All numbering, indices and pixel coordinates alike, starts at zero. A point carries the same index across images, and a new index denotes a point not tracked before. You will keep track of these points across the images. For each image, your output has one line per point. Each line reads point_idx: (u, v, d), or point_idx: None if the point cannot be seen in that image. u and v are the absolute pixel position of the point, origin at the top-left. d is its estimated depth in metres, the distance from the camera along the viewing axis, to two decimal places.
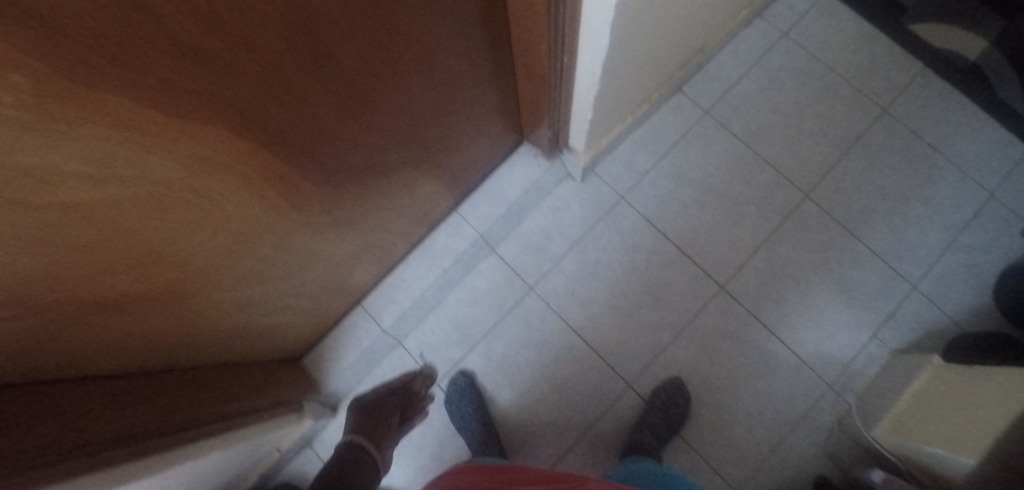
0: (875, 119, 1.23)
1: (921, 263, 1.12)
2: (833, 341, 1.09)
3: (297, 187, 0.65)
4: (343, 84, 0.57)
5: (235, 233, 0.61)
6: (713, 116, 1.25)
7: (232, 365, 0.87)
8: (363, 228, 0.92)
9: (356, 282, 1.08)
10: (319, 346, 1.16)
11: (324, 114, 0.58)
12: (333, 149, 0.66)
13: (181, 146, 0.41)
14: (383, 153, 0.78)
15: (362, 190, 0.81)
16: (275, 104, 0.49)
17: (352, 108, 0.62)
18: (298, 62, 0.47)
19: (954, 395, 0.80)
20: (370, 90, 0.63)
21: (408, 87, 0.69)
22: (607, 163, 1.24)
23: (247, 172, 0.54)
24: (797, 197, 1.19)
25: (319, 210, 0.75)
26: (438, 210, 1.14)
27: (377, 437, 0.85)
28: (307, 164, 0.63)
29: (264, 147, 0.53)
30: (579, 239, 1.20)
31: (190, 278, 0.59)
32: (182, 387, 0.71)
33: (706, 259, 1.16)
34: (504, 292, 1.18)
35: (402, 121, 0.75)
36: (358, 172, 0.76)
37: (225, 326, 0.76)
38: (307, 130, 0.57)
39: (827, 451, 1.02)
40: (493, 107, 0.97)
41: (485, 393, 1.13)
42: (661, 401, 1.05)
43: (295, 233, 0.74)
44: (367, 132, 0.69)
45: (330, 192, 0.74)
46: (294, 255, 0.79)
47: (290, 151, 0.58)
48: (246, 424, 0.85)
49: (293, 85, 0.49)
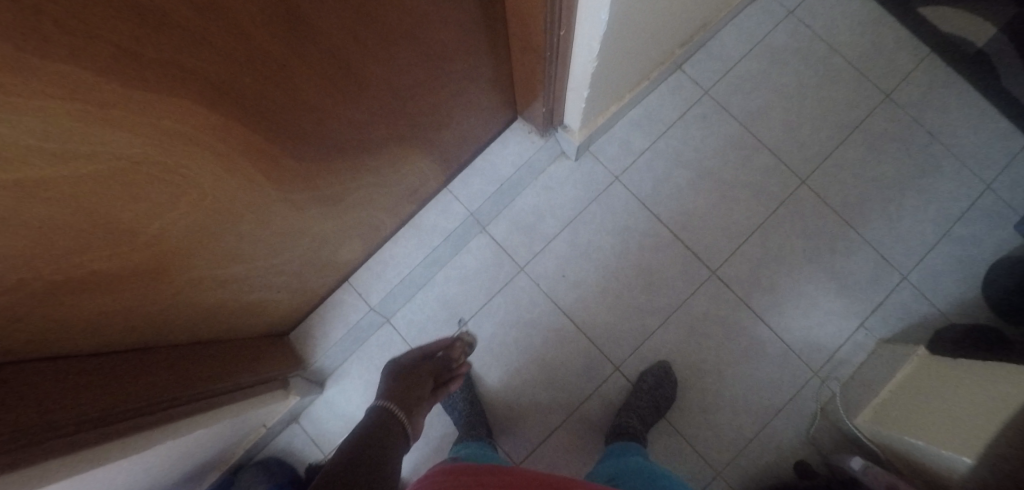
0: (876, 105, 1.20)
1: (910, 253, 1.12)
2: (818, 327, 1.10)
3: (278, 164, 0.62)
4: (326, 56, 0.53)
5: (214, 212, 0.58)
6: (713, 96, 1.22)
7: (217, 344, 0.85)
8: (350, 205, 0.89)
9: (343, 260, 1.06)
10: (305, 322, 1.13)
11: (306, 87, 0.55)
12: (317, 125, 0.62)
13: (148, 120, 0.38)
14: (369, 128, 0.74)
15: (348, 166, 0.77)
16: (252, 76, 0.46)
17: (336, 81, 0.58)
18: (275, 30, 0.43)
19: (936, 390, 0.82)
20: (355, 62, 0.59)
21: (396, 59, 0.65)
22: (603, 142, 1.21)
23: (223, 148, 0.50)
24: (793, 183, 1.17)
25: (302, 187, 0.72)
26: (428, 187, 1.10)
27: (408, 403, 0.78)
28: (289, 140, 0.60)
29: (242, 122, 0.50)
30: (572, 220, 1.18)
31: (168, 259, 0.57)
32: (162, 367, 0.69)
33: (699, 244, 1.15)
34: (494, 272, 1.17)
35: (389, 95, 0.71)
36: (343, 147, 0.72)
37: (208, 305, 0.74)
38: (287, 104, 0.54)
39: (807, 435, 1.05)
40: (486, 82, 0.93)
41: (474, 372, 1.14)
42: (649, 384, 1.06)
43: (277, 211, 0.71)
44: (352, 106, 0.65)
45: (314, 169, 0.70)
46: (277, 233, 0.76)
47: (270, 126, 0.55)
48: (231, 402, 0.84)
49: (270, 55, 0.46)
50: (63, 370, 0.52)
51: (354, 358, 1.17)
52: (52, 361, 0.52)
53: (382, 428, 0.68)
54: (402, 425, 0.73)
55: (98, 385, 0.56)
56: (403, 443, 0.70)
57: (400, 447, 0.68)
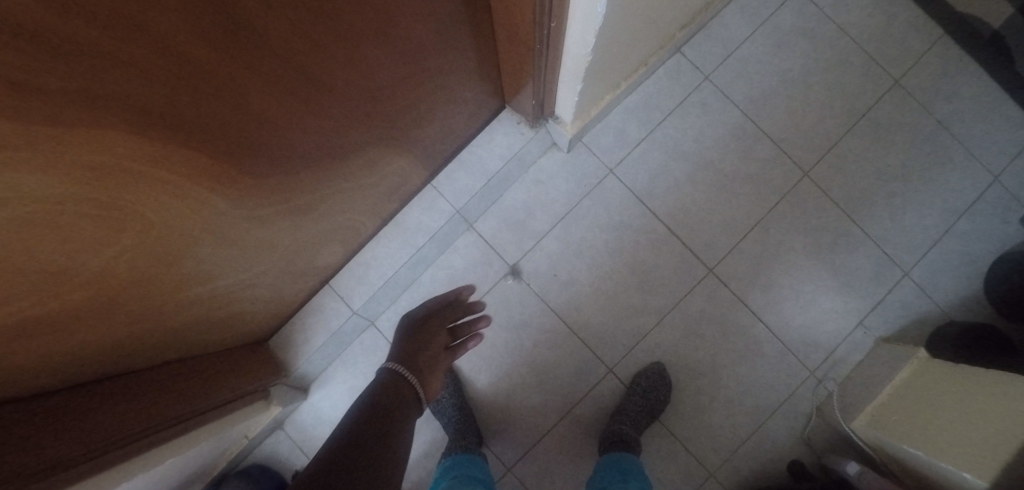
0: (885, 92, 1.14)
1: (913, 249, 1.09)
2: (816, 326, 1.08)
3: (234, 181, 0.56)
4: (280, 64, 0.46)
5: (166, 238, 0.52)
6: (714, 82, 1.14)
7: (189, 361, 0.80)
8: (325, 212, 0.83)
9: (322, 264, 1.00)
10: (285, 328, 1.08)
11: (258, 100, 0.48)
12: (275, 137, 0.56)
13: (75, 160, 0.32)
14: (338, 134, 0.67)
15: (317, 175, 0.71)
16: (192, 96, 0.39)
17: (294, 89, 0.52)
18: (218, 45, 0.37)
19: (938, 404, 0.83)
20: (316, 68, 0.52)
21: (362, 61, 0.58)
22: (596, 132, 1.14)
23: (167, 174, 0.44)
24: (796, 176, 1.12)
25: (266, 201, 0.65)
26: (411, 184, 1.04)
27: (419, 368, 0.73)
28: (244, 155, 0.53)
29: (188, 145, 0.44)
30: (565, 216, 1.12)
31: (118, 292, 0.51)
32: (126, 396, 0.64)
33: (696, 241, 1.10)
34: (482, 272, 1.11)
35: (358, 100, 0.64)
36: (308, 156, 0.65)
37: (174, 329, 0.69)
38: (237, 119, 0.47)
39: (802, 435, 1.05)
40: (470, 73, 0.85)
41: (463, 375, 1.10)
42: (642, 387, 1.03)
43: (240, 229, 0.65)
44: (314, 114, 0.59)
45: (277, 182, 0.64)
46: (242, 250, 0.70)
47: (220, 143, 0.48)
48: (207, 420, 0.81)
49: (213, 71, 0.39)
50: (20, 412, 0.47)
51: (338, 362, 1.13)
52: (8, 404, 0.46)
53: (388, 399, 0.63)
54: (410, 394, 0.67)
55: (58, 427, 0.51)
56: (411, 413, 0.65)
57: (410, 417, 0.64)
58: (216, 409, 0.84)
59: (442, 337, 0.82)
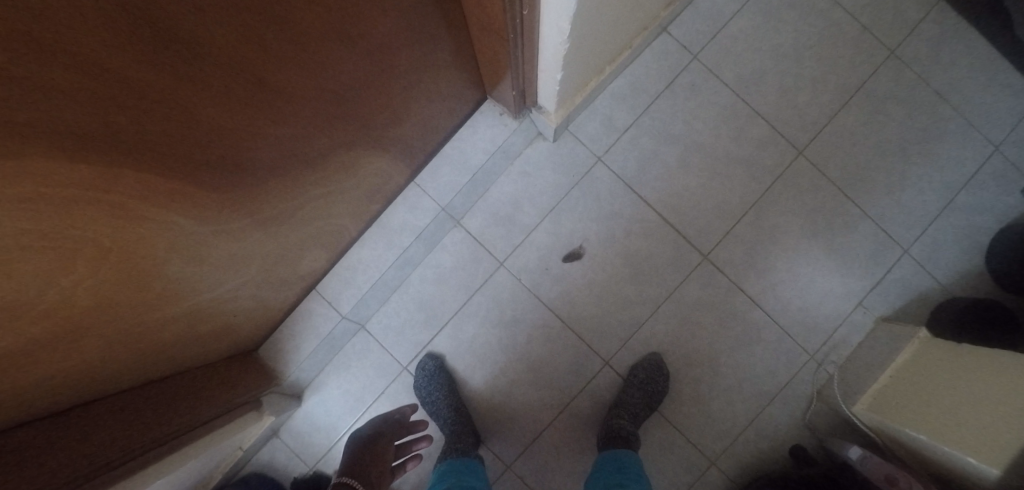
0: (880, 63, 1.10)
1: (912, 225, 1.06)
2: (815, 309, 1.06)
3: (196, 197, 0.53)
4: (229, 72, 0.43)
5: (126, 258, 0.49)
6: (703, 62, 1.10)
7: (173, 378, 0.78)
8: (301, 220, 0.80)
9: (305, 270, 0.97)
10: (275, 335, 1.07)
11: (210, 111, 0.44)
12: (233, 147, 0.52)
13: (16, 198, 0.30)
14: (306, 139, 0.64)
15: (287, 183, 0.68)
16: (131, 114, 0.35)
17: (249, 98, 0.48)
18: (160, 62, 0.34)
19: (940, 385, 0.81)
20: (271, 74, 0.48)
21: (324, 63, 0.54)
22: (583, 119, 1.10)
23: (116, 196, 0.41)
24: (790, 155, 1.08)
25: (233, 213, 0.62)
26: (394, 183, 1.01)
27: (367, 474, 0.86)
28: (203, 170, 0.50)
29: (140, 167, 0.41)
30: (553, 208, 1.09)
31: (84, 318, 0.48)
32: (109, 419, 0.63)
33: (690, 227, 1.07)
34: (471, 269, 1.09)
35: (324, 104, 0.61)
36: (275, 165, 0.62)
37: (153, 348, 0.67)
38: (187, 133, 0.44)
39: (804, 420, 1.03)
40: (446, 66, 0.82)
41: (457, 375, 1.08)
42: (639, 379, 1.02)
43: (209, 244, 0.62)
44: (277, 122, 0.56)
45: (243, 192, 0.60)
46: (216, 264, 0.67)
47: (172, 159, 0.44)
48: (198, 436, 0.80)
49: (160, 89, 0.36)
50: None
51: (331, 368, 1.11)
52: None
53: None
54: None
55: (41, 457, 0.50)
56: None
57: None
58: (204, 425, 0.82)
59: (388, 460, 0.93)
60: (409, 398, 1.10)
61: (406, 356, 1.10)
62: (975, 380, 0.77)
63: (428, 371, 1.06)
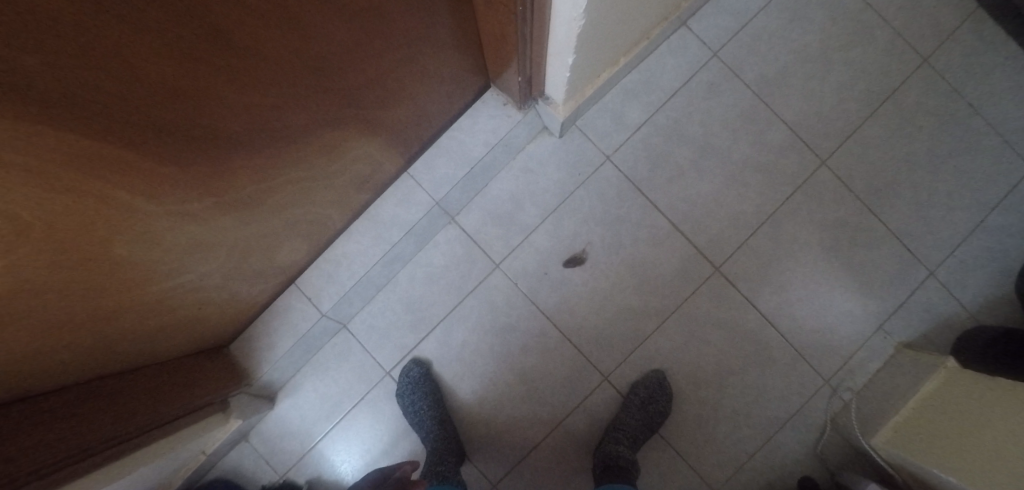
0: (912, 71, 1.03)
1: (939, 246, 0.99)
2: (832, 331, 0.98)
3: (150, 172, 0.45)
4: (195, 27, 0.35)
5: (60, 239, 0.41)
6: (723, 60, 1.03)
7: (122, 375, 0.70)
8: (275, 206, 0.72)
9: (283, 262, 0.89)
10: (248, 331, 0.99)
11: (168, 71, 0.36)
12: (196, 115, 0.44)
13: None
14: (283, 112, 0.56)
15: (260, 162, 0.60)
16: (67, 69, 0.28)
17: (216, 58, 0.40)
18: (119, 14, 0.28)
19: (970, 422, 0.74)
20: (246, 34, 0.41)
21: (307, 24, 0.47)
22: (591, 115, 1.02)
23: (44, 165, 0.32)
24: (813, 164, 1.01)
25: (193, 191, 0.54)
26: (384, 173, 0.93)
27: None
28: (158, 141, 0.43)
29: (83, 135, 0.34)
30: (556, 209, 1.01)
31: (14, 306, 0.41)
32: (43, 419, 0.54)
33: (702, 236, 1.00)
34: (464, 270, 1.01)
35: (304, 72, 0.53)
36: (246, 140, 0.54)
37: (96, 341, 0.58)
38: (138, 94, 0.36)
39: (816, 451, 0.96)
40: (446, 45, 0.74)
41: (444, 384, 1.00)
42: (640, 399, 0.94)
43: (163, 225, 0.54)
44: (250, 90, 0.48)
45: (205, 167, 0.52)
46: (173, 249, 0.59)
47: (119, 124, 0.37)
48: (154, 440, 0.72)
49: (114, 46, 0.30)
50: None
51: (308, 369, 1.03)
52: None
53: None
54: None
55: None
56: None
57: None
58: (158, 429, 0.74)
59: None
60: (390, 406, 1.03)
61: (391, 360, 1.02)
62: (1005, 416, 0.70)
63: (412, 378, 0.98)
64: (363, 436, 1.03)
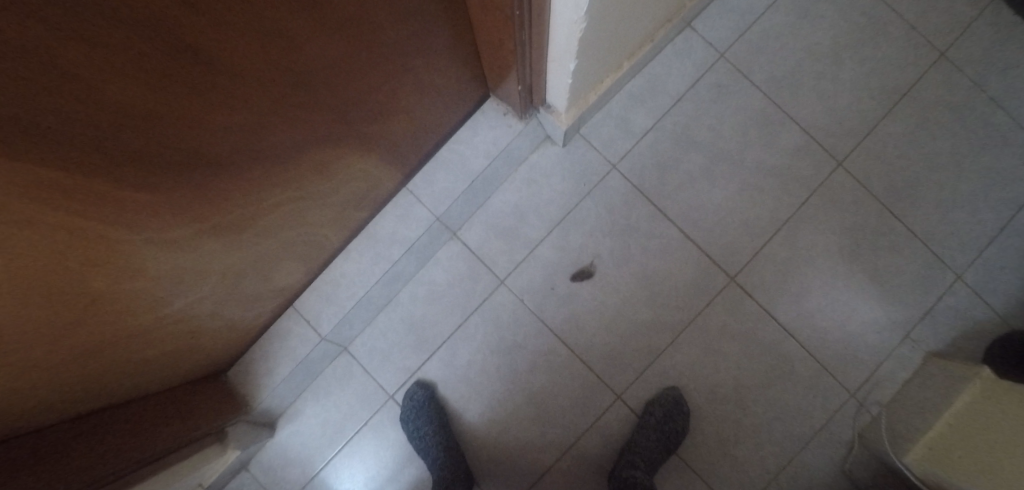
0: (929, 66, 0.98)
1: (966, 248, 0.94)
2: (856, 340, 0.93)
3: (131, 201, 0.42)
4: (174, 47, 0.32)
5: (31, 279, 0.37)
6: (730, 61, 0.99)
7: (113, 410, 0.66)
8: (267, 228, 0.68)
9: (280, 285, 0.86)
10: (246, 356, 0.95)
11: (147, 95, 0.33)
12: (178, 138, 0.41)
13: None
14: (271, 131, 0.53)
15: (249, 184, 0.57)
16: (39, 105, 0.25)
17: (199, 80, 0.37)
18: (91, 42, 0.25)
19: (1006, 434, 0.70)
20: (232, 54, 0.38)
21: (294, 39, 0.44)
22: (595, 122, 0.99)
23: (14, 206, 0.29)
24: (828, 167, 0.97)
25: (179, 218, 0.51)
26: (381, 189, 0.89)
27: None
28: (140, 170, 0.40)
29: (58, 171, 0.31)
30: (562, 220, 0.97)
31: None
32: (40, 461, 0.51)
33: (715, 245, 0.95)
34: (468, 286, 0.97)
35: (291, 88, 0.50)
36: (233, 163, 0.51)
37: (80, 378, 0.54)
38: (114, 122, 0.32)
39: (844, 468, 0.91)
40: (442, 54, 0.71)
41: (450, 407, 0.96)
42: (656, 419, 0.89)
43: (145, 254, 0.50)
44: (236, 111, 0.45)
45: (189, 191, 0.49)
46: (161, 277, 0.56)
47: (93, 154, 0.33)
48: (155, 472, 0.69)
49: (90, 75, 0.27)
50: None
51: (308, 394, 0.99)
52: None
53: None
54: None
55: None
56: None
57: None
58: (153, 463, 0.70)
59: None
60: (395, 431, 0.98)
61: (394, 383, 0.98)
62: None
63: (417, 401, 0.94)
64: (367, 463, 0.99)
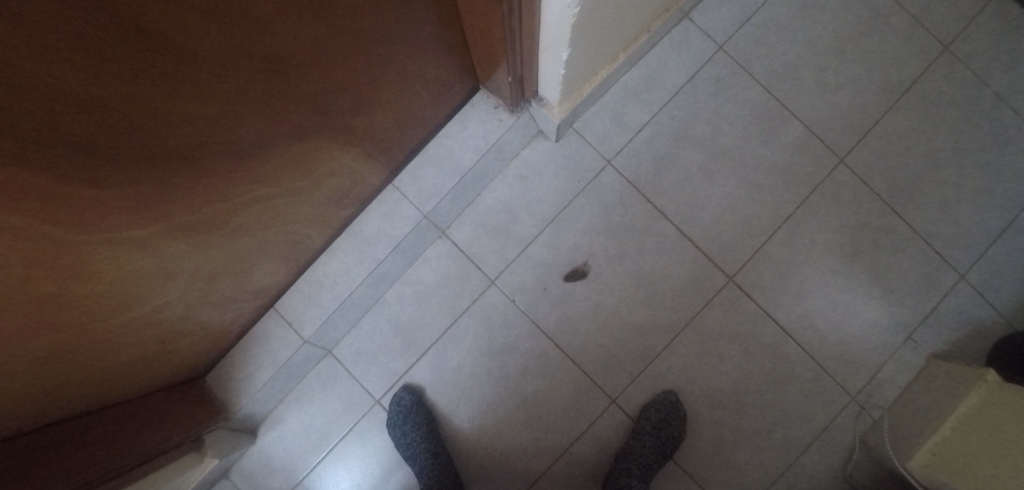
0: (933, 60, 0.96)
1: (969, 247, 0.92)
2: (857, 342, 0.91)
3: (96, 202, 0.38)
4: (135, 32, 0.28)
5: None
6: (729, 53, 0.96)
7: (81, 419, 0.62)
8: (243, 226, 0.64)
9: (260, 286, 0.82)
10: (225, 360, 0.91)
11: (105, 86, 0.29)
12: (143, 133, 0.37)
13: None
14: (248, 124, 0.49)
15: (224, 180, 0.53)
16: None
17: (169, 72, 0.34)
18: (45, 31, 0.22)
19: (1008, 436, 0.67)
20: (205, 42, 0.35)
21: (270, 25, 0.40)
22: (590, 116, 0.95)
23: None
24: (829, 163, 0.94)
25: (149, 218, 0.47)
26: (366, 185, 0.85)
27: None
28: (104, 169, 0.36)
29: (11, 174, 0.28)
30: (554, 218, 0.94)
31: None
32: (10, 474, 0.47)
33: (713, 244, 0.92)
34: (457, 286, 0.94)
35: (266, 77, 0.46)
36: (208, 159, 0.48)
37: (47, 386, 0.51)
38: (68, 117, 0.29)
39: (844, 474, 0.88)
40: (429, 41, 0.67)
41: (438, 412, 0.93)
42: (651, 424, 0.86)
43: (108, 256, 0.46)
44: (210, 104, 0.41)
45: (160, 189, 0.45)
46: (130, 279, 0.52)
47: (51, 153, 0.30)
48: (132, 479, 0.65)
49: (44, 68, 0.24)
50: None
51: (291, 398, 0.95)
52: None
53: None
54: None
55: None
56: None
57: None
58: (130, 474, 0.66)
59: None
60: (381, 437, 0.95)
61: (381, 387, 0.94)
62: None
63: (403, 407, 0.90)
64: (352, 470, 0.95)
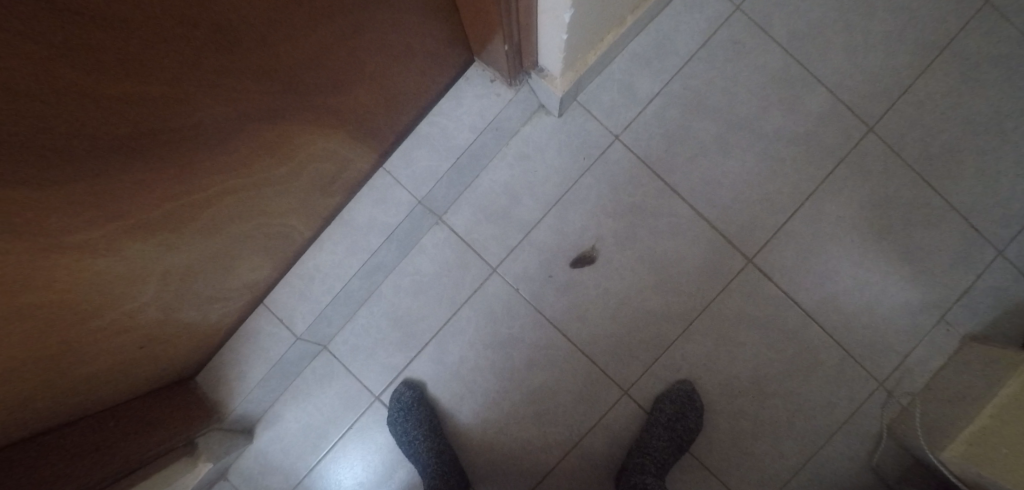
0: (972, 15, 0.87)
1: (1008, 220, 0.85)
2: (885, 325, 0.85)
3: (47, 209, 0.33)
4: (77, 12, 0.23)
5: None
6: (747, 14, 0.87)
7: (64, 430, 0.58)
8: (215, 220, 0.58)
9: (245, 282, 0.77)
10: (215, 359, 0.87)
11: (44, 78, 0.24)
12: (92, 128, 0.31)
13: None
14: (213, 109, 0.43)
15: (191, 172, 0.47)
16: None
17: (120, 57, 0.28)
18: None
19: None
20: (159, 17, 0.29)
21: None
22: (595, 88, 0.87)
23: None
24: (857, 132, 0.86)
25: (112, 221, 0.42)
26: (353, 170, 0.79)
27: None
28: (53, 175, 0.31)
29: None
30: (558, 201, 0.87)
31: None
32: None
33: (729, 224, 0.86)
34: (457, 276, 0.88)
35: (229, 51, 0.39)
36: (170, 151, 0.42)
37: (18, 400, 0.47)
38: None
39: (870, 464, 0.84)
40: (416, 6, 0.60)
41: (441, 408, 0.89)
42: (666, 417, 0.82)
43: (70, 264, 0.41)
44: (169, 89, 0.35)
45: (122, 189, 0.39)
46: (98, 283, 0.47)
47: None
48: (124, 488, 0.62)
49: None
50: None
51: (287, 397, 0.91)
52: None
53: None
54: None
55: None
56: None
57: None
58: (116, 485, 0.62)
59: None
60: (383, 435, 0.91)
61: (380, 383, 0.90)
62: None
63: (404, 404, 0.86)
64: (354, 469, 0.92)
